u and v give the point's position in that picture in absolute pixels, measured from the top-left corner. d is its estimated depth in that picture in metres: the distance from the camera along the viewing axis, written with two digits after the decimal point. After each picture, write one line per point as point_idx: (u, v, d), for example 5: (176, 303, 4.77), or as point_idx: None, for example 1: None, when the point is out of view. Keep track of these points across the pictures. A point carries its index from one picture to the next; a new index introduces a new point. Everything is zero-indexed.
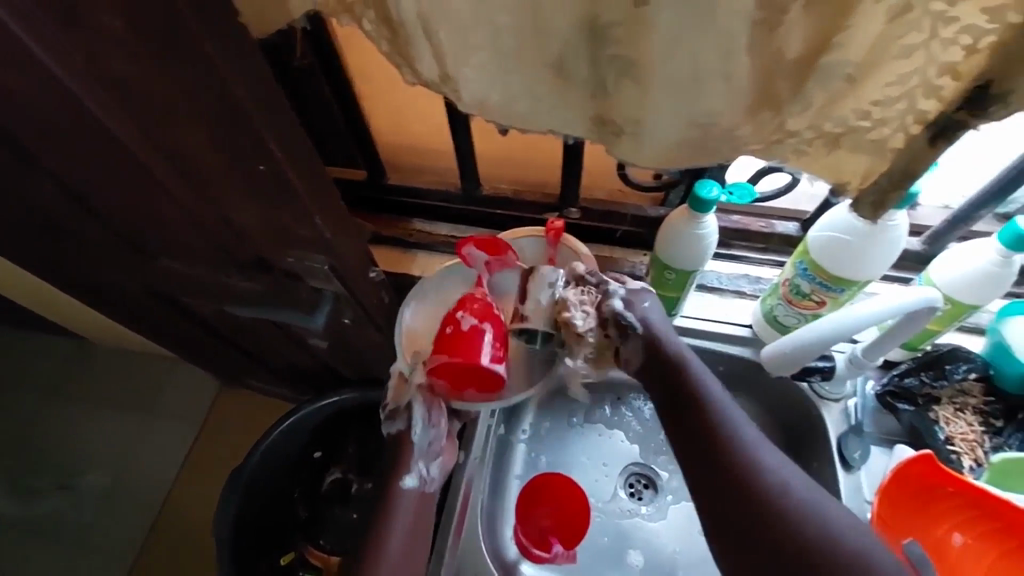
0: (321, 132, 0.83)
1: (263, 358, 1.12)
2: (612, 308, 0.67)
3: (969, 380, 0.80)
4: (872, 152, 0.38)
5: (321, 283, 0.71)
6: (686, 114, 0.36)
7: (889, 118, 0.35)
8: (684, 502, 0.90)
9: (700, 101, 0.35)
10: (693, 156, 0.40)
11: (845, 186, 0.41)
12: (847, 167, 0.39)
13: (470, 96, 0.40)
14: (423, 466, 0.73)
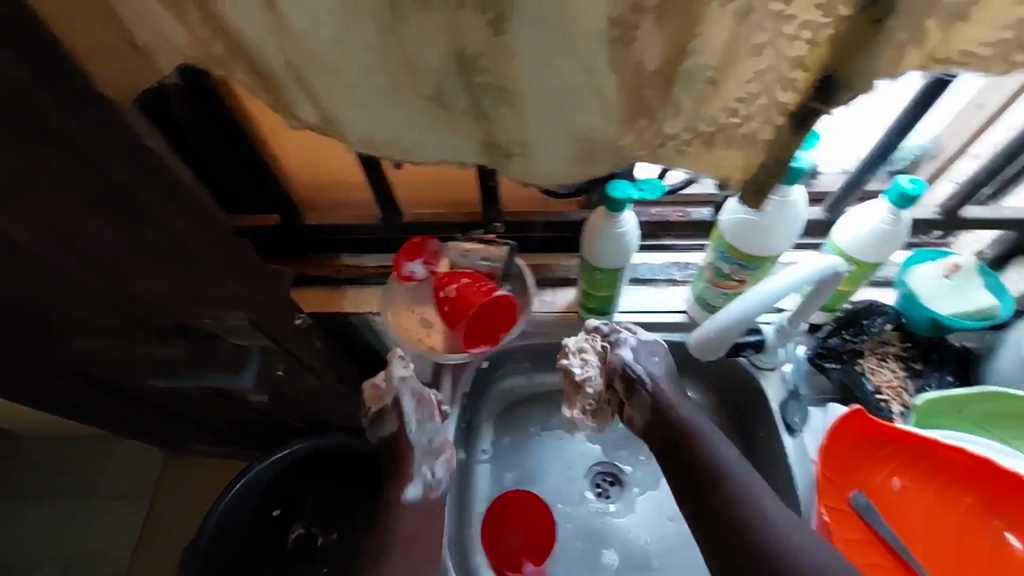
0: (228, 184, 0.80)
1: (205, 421, 1.06)
2: (623, 359, 0.74)
3: (886, 330, 0.85)
4: (746, 145, 0.39)
5: (243, 338, 0.67)
6: (566, 130, 0.37)
7: (754, 112, 0.37)
8: (650, 492, 0.92)
9: (577, 115, 0.36)
10: (583, 169, 0.41)
11: (730, 180, 0.42)
12: (727, 163, 0.41)
13: (355, 138, 0.39)
14: (428, 469, 0.75)
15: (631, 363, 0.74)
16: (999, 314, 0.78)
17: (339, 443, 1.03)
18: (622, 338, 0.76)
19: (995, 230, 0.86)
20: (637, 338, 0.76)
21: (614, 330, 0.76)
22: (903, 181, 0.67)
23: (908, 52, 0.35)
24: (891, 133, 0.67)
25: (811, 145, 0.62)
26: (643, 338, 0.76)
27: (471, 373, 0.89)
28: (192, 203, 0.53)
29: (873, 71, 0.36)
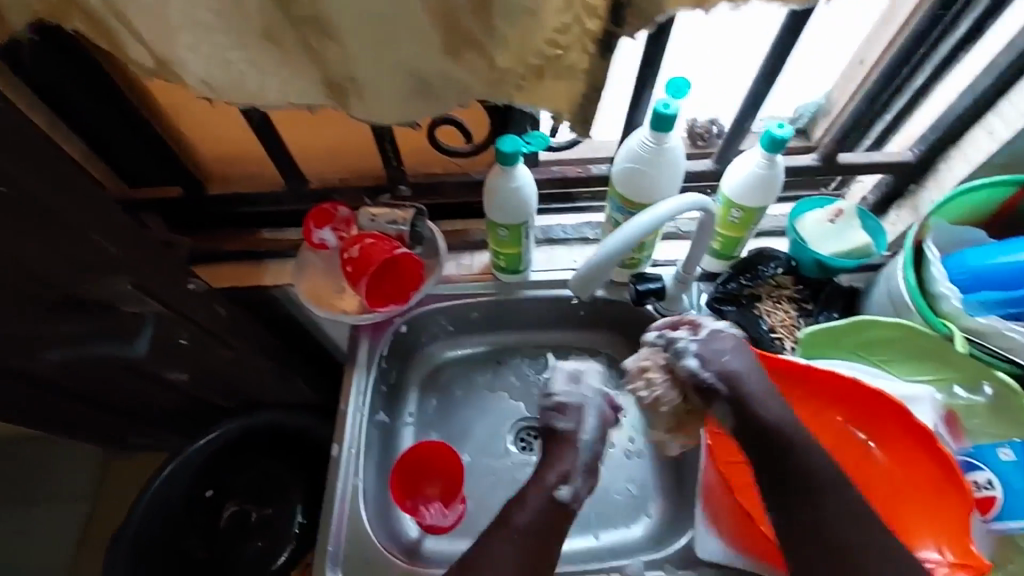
0: (121, 158, 0.78)
1: (131, 409, 1.04)
2: (688, 368, 0.69)
3: (779, 274, 0.90)
4: (570, 75, 0.42)
5: (136, 306, 0.67)
6: (389, 61, 0.40)
7: (571, 42, 0.40)
8: None
9: (394, 45, 0.39)
10: (420, 105, 0.43)
11: (561, 112, 0.44)
12: (559, 94, 0.43)
13: (194, 82, 0.40)
14: (576, 481, 0.71)
15: (697, 372, 0.68)
16: (873, 251, 0.85)
17: (268, 420, 1.06)
18: (680, 344, 0.70)
19: (875, 175, 0.91)
20: (695, 337, 0.71)
21: (670, 337, 0.71)
22: (773, 128, 0.72)
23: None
24: (758, 80, 0.71)
25: (682, 94, 0.66)
26: (703, 335, 0.71)
27: (390, 335, 0.90)
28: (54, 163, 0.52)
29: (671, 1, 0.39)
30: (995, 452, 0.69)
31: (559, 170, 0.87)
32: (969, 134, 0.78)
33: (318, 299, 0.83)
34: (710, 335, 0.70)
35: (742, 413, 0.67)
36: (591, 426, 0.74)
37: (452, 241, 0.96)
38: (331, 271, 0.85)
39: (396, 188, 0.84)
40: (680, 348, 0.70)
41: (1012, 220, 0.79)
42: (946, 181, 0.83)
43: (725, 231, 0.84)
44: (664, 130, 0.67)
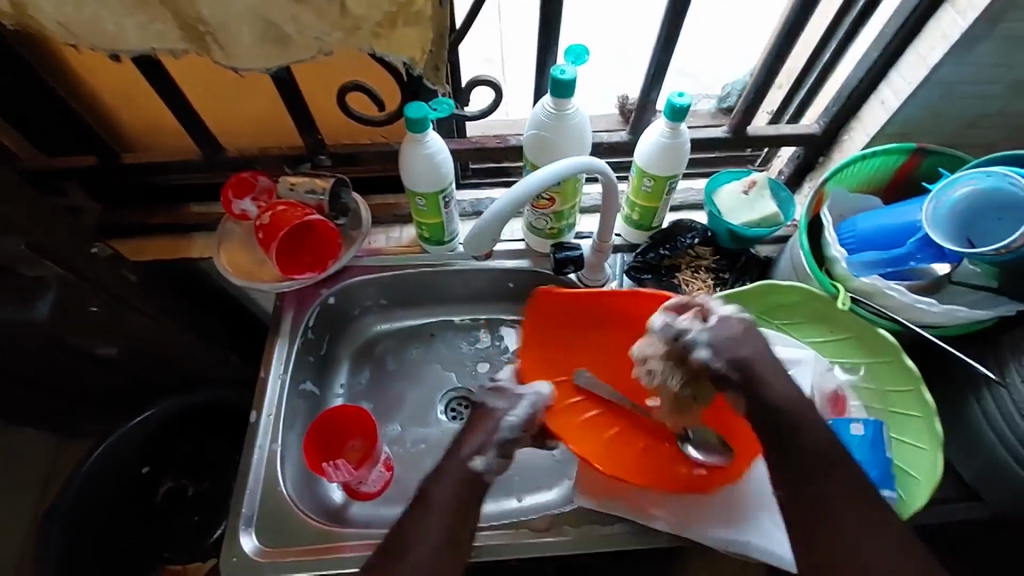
0: (33, 125, 0.78)
1: (65, 389, 1.04)
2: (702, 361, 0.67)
3: (697, 245, 0.93)
4: (421, 23, 0.44)
5: (38, 268, 0.68)
6: (239, 3, 0.41)
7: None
8: None
9: None
10: (279, 52, 0.44)
11: (416, 62, 0.46)
12: (412, 43, 0.45)
13: (52, 24, 0.43)
14: (506, 433, 0.71)
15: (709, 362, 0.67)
16: (782, 220, 0.88)
17: (209, 398, 1.04)
18: (691, 336, 0.68)
19: (790, 148, 0.95)
20: (710, 325, 0.69)
21: (680, 329, 0.69)
22: (674, 96, 0.75)
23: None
24: (658, 50, 0.73)
25: (580, 61, 0.69)
26: (718, 323, 0.69)
27: (316, 308, 0.90)
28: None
29: None
30: (848, 425, 0.73)
31: (479, 141, 0.88)
32: (866, 105, 0.82)
33: (236, 268, 0.83)
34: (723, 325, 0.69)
35: (754, 395, 0.67)
36: (502, 403, 0.74)
37: (381, 213, 0.97)
38: (251, 242, 0.85)
39: (315, 157, 0.85)
40: (688, 341, 0.68)
41: (908, 186, 0.83)
42: (849, 151, 0.87)
43: (641, 202, 0.87)
44: (565, 97, 0.69)
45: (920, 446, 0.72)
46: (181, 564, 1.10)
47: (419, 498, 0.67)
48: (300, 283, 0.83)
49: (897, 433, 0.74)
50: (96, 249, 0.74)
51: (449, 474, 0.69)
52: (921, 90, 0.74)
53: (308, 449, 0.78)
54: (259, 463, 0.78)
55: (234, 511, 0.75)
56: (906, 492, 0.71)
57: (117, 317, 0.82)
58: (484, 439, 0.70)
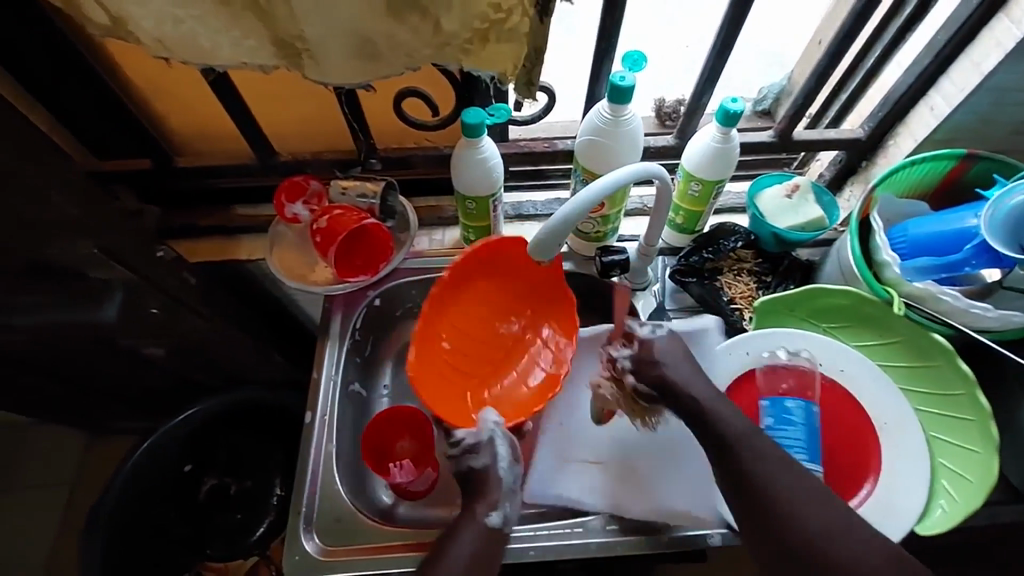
0: (90, 131, 0.79)
1: (108, 389, 1.05)
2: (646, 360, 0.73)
3: (739, 248, 0.94)
4: (512, 39, 0.45)
5: (104, 273, 0.70)
6: (340, 22, 0.42)
7: (512, 7, 0.43)
8: None
9: (346, 6, 0.41)
10: (371, 67, 0.45)
11: (505, 75, 0.47)
12: (500, 57, 0.46)
13: (148, 39, 0.43)
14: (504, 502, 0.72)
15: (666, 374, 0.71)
16: (828, 224, 0.88)
17: (251, 398, 1.05)
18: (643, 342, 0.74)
19: (833, 152, 0.95)
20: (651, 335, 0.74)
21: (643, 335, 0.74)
22: (727, 102, 0.75)
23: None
24: (714, 56, 0.74)
25: (637, 68, 0.70)
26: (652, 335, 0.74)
27: (363, 309, 0.91)
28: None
29: None
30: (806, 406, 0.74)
31: (525, 146, 0.89)
32: (914, 110, 0.82)
33: (287, 271, 0.84)
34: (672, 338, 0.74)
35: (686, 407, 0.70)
36: (504, 454, 0.75)
37: (425, 216, 0.97)
38: (302, 245, 0.87)
39: (366, 161, 0.86)
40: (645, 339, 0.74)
41: (956, 191, 0.83)
42: (894, 156, 0.87)
43: (687, 206, 0.88)
44: (622, 103, 0.70)
45: (974, 449, 0.73)
46: (223, 561, 1.11)
47: (454, 539, 0.69)
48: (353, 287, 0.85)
49: (952, 435, 0.75)
50: (161, 253, 0.77)
51: (475, 526, 0.70)
52: (973, 96, 0.74)
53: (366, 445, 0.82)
54: (315, 463, 0.79)
55: (293, 510, 0.76)
56: (958, 492, 0.71)
57: (171, 319, 0.84)
58: (498, 494, 0.72)
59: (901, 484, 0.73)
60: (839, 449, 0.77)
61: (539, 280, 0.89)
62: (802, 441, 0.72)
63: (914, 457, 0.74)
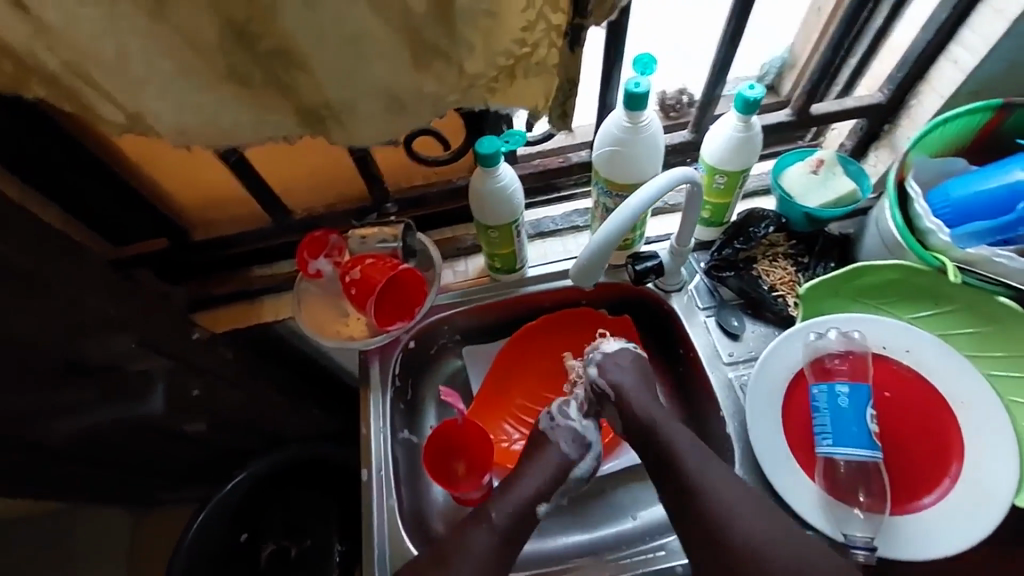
0: (100, 220, 0.77)
1: (153, 469, 1.04)
2: (591, 376, 0.78)
3: (772, 233, 0.91)
4: (541, 72, 0.44)
5: (142, 364, 0.69)
6: (365, 85, 0.40)
7: (538, 39, 0.41)
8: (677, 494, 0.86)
9: (367, 70, 0.39)
10: (396, 124, 0.44)
11: (537, 108, 0.46)
12: (531, 92, 0.45)
13: (166, 129, 0.41)
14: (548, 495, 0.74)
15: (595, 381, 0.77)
16: (861, 195, 0.85)
17: (296, 457, 1.04)
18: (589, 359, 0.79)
19: (850, 121, 0.92)
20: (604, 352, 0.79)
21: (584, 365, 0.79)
22: (745, 89, 0.73)
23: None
24: (723, 45, 0.72)
25: (649, 71, 0.68)
26: (609, 351, 0.79)
27: (399, 354, 0.89)
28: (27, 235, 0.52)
29: None
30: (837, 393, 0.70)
31: (539, 164, 0.90)
32: (935, 67, 0.79)
33: (321, 329, 0.82)
34: (617, 352, 0.79)
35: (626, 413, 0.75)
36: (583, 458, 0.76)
37: (444, 249, 0.95)
38: (331, 300, 0.85)
39: (382, 207, 0.85)
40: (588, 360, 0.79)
41: (991, 143, 0.80)
42: (919, 116, 0.84)
43: (712, 199, 0.85)
44: (638, 109, 0.68)
45: None
46: None
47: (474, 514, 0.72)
48: (390, 334, 0.83)
49: None
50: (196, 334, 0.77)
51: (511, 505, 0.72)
52: (999, 46, 0.71)
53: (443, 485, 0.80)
54: (382, 519, 0.78)
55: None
56: None
57: (211, 394, 0.83)
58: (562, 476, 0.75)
59: (983, 461, 0.70)
60: (915, 434, 0.74)
61: (571, 327, 0.95)
62: (829, 426, 0.70)
63: (999, 430, 0.71)
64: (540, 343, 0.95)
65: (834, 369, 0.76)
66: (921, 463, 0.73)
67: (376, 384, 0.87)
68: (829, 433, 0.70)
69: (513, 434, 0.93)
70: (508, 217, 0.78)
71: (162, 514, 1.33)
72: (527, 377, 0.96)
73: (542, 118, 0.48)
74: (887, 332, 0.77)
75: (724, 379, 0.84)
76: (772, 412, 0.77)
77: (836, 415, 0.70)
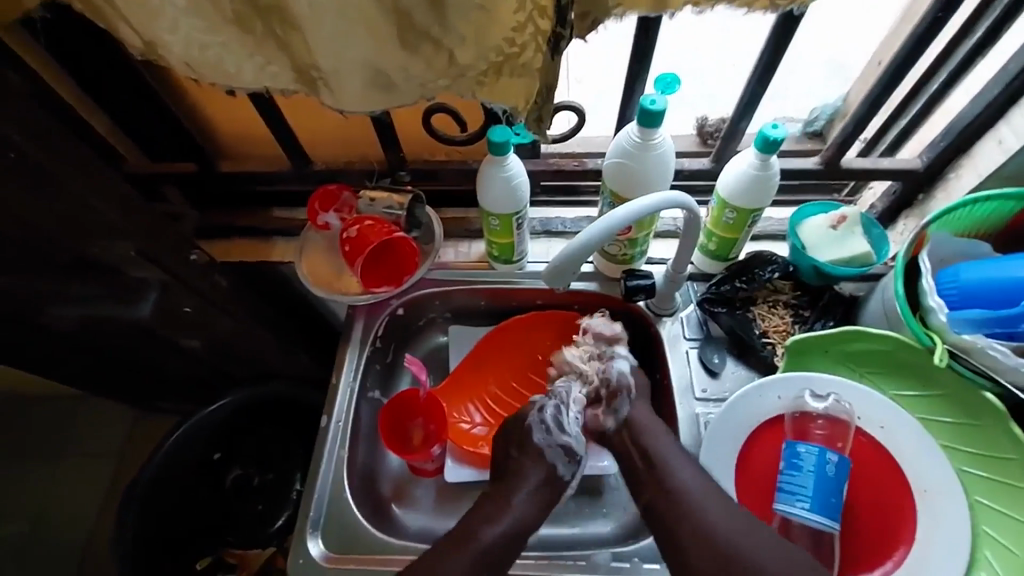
0: (138, 134, 0.82)
1: (148, 375, 1.10)
2: (616, 373, 0.74)
3: (776, 279, 0.89)
4: (524, 74, 0.44)
5: (143, 272, 0.75)
6: (358, 54, 0.42)
7: (526, 42, 0.42)
8: (626, 512, 0.87)
9: (357, 40, 0.41)
10: (386, 99, 0.46)
11: (517, 109, 0.46)
12: (513, 91, 0.45)
13: (175, 62, 0.44)
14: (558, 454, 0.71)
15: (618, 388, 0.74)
16: (875, 259, 0.83)
17: (278, 393, 1.09)
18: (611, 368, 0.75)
19: (885, 181, 0.89)
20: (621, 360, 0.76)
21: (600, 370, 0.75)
22: (768, 128, 0.72)
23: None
24: (755, 80, 0.70)
25: (670, 90, 0.67)
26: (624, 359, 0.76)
27: (385, 317, 0.92)
28: (56, 137, 0.58)
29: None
30: (825, 459, 0.68)
31: (556, 163, 0.89)
32: (979, 143, 0.76)
33: (314, 278, 0.86)
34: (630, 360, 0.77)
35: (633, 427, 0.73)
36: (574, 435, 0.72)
37: (451, 227, 0.97)
38: (331, 253, 0.88)
39: (396, 173, 0.88)
40: (616, 354, 0.76)
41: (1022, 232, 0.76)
42: (954, 190, 0.81)
43: (721, 233, 0.84)
44: (652, 127, 0.68)
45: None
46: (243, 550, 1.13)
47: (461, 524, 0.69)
48: (379, 297, 0.86)
49: (998, 501, 0.69)
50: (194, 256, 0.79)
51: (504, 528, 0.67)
52: None
53: (396, 451, 0.83)
54: (331, 466, 0.81)
55: (302, 515, 0.78)
56: (1002, 566, 0.66)
57: (205, 316, 0.88)
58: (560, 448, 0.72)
59: (931, 555, 0.67)
60: (869, 507, 0.72)
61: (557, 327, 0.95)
62: (808, 489, 0.68)
63: (955, 526, 0.68)
64: (523, 337, 0.96)
65: (815, 432, 0.75)
66: (868, 539, 0.71)
67: (358, 340, 0.90)
68: (806, 496, 0.68)
69: (475, 417, 0.94)
70: (511, 208, 0.80)
71: (155, 419, 1.41)
72: (503, 366, 0.96)
73: (522, 121, 0.47)
74: (863, 401, 0.75)
75: (690, 412, 0.84)
76: (724, 455, 0.75)
77: (820, 481, 0.68)
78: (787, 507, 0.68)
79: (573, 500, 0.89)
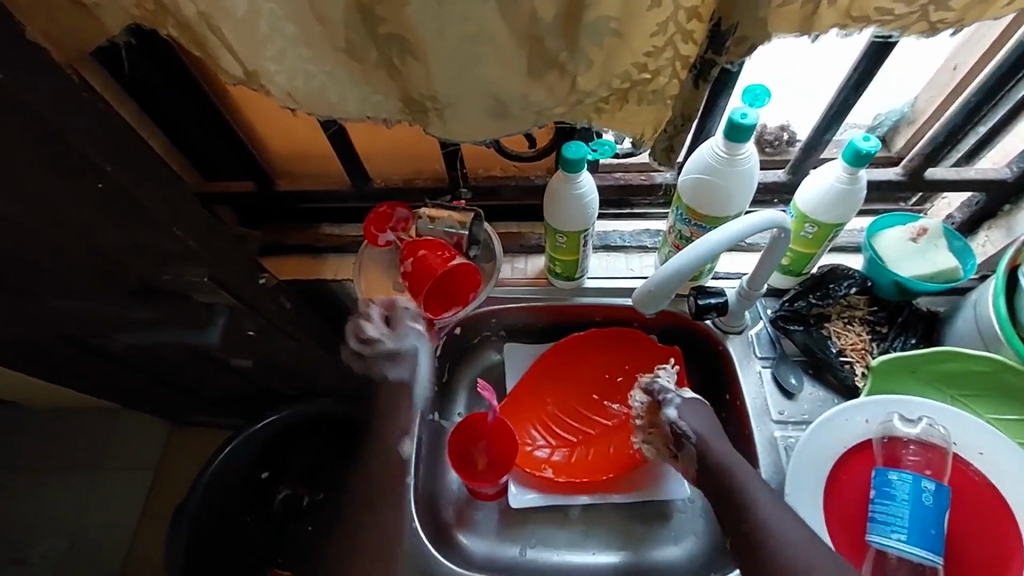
0: (198, 152, 0.81)
1: (198, 392, 1.09)
2: (669, 418, 0.69)
3: (852, 295, 0.85)
4: (655, 101, 0.47)
5: (210, 297, 0.73)
6: (483, 87, 0.45)
7: (661, 67, 0.45)
8: (693, 539, 0.84)
9: (481, 72, 0.44)
10: (504, 125, 0.49)
11: (641, 136, 0.50)
12: (639, 119, 0.49)
13: (278, 92, 0.45)
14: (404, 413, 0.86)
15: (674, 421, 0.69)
16: (961, 275, 0.79)
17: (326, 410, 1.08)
18: (669, 398, 0.71)
19: (966, 192, 0.85)
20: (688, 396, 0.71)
21: (664, 393, 0.71)
22: (857, 140, 0.68)
23: (822, 9, 0.43)
24: (846, 91, 0.67)
25: (759, 103, 0.65)
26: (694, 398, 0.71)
27: (443, 338, 0.89)
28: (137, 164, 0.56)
29: (756, 10, 0.43)
30: (920, 487, 0.64)
31: (622, 178, 0.89)
32: None
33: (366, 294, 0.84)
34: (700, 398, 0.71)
35: (705, 460, 0.65)
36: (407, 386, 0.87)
37: (508, 243, 0.95)
38: (390, 271, 0.86)
39: (456, 190, 0.86)
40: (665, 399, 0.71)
41: None
42: None
43: (797, 248, 0.80)
44: (739, 141, 0.65)
45: None
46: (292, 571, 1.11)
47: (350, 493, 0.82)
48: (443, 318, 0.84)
49: None
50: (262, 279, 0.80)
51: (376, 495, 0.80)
52: None
53: (461, 474, 0.81)
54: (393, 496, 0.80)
55: None
56: None
57: (264, 337, 0.87)
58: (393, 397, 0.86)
59: None
60: (971, 542, 0.68)
61: (619, 344, 0.91)
62: (905, 520, 0.63)
63: None
64: (581, 358, 0.93)
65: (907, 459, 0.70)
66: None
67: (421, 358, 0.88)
68: (903, 528, 0.64)
69: (538, 439, 0.90)
70: (582, 225, 0.77)
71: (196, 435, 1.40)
72: (563, 386, 0.93)
73: (646, 146, 0.52)
74: (963, 427, 0.71)
75: (769, 436, 0.80)
76: (812, 485, 0.71)
77: (915, 510, 0.63)
78: (882, 539, 0.64)
79: (641, 524, 0.85)
